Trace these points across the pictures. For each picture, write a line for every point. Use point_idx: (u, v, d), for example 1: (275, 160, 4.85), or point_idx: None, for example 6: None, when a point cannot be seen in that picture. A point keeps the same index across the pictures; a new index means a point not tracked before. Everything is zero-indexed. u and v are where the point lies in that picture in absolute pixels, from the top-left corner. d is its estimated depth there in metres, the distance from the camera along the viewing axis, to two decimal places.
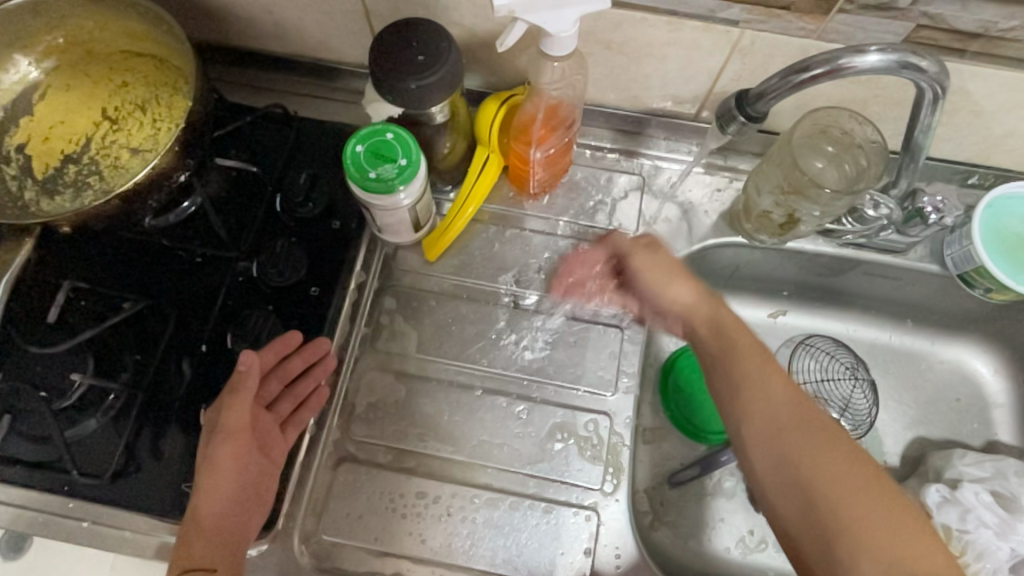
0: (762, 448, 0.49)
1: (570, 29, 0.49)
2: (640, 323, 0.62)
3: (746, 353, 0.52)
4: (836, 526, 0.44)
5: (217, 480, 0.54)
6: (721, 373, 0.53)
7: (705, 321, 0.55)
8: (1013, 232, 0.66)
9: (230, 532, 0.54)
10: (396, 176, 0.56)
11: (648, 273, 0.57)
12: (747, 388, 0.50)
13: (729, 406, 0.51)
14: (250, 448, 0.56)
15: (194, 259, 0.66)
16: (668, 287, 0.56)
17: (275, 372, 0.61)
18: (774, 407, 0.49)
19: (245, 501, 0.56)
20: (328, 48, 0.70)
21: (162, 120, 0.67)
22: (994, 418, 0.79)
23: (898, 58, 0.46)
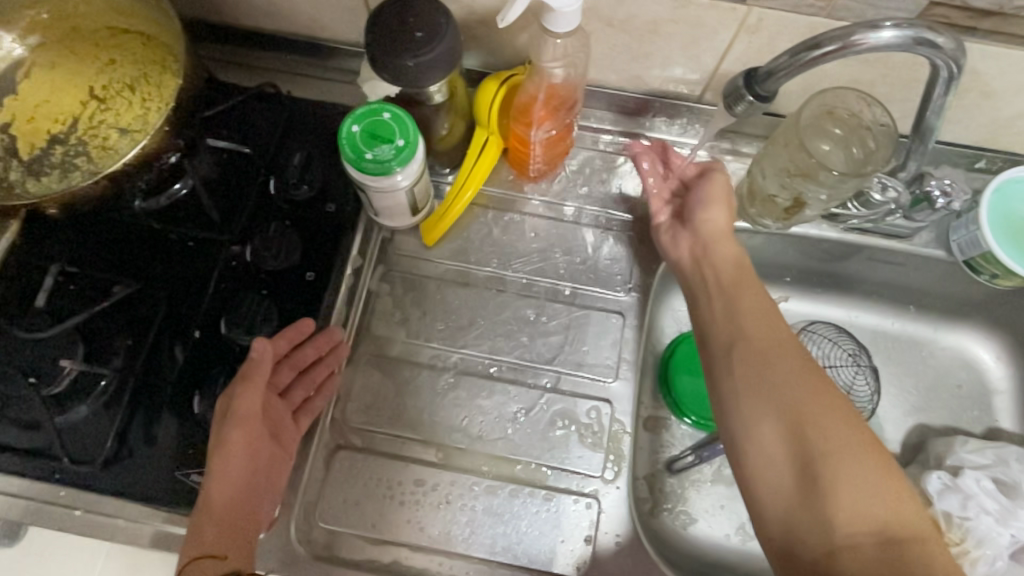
0: (748, 363, 0.53)
1: (574, 4, 0.47)
2: (669, 230, 0.65)
3: (750, 287, 0.58)
4: (811, 426, 0.49)
5: (230, 462, 0.53)
6: (723, 301, 0.58)
7: (724, 250, 0.61)
8: (1021, 217, 0.65)
9: (243, 518, 0.53)
10: (393, 157, 0.55)
11: (710, 192, 0.63)
12: (746, 313, 0.56)
13: (722, 329, 0.56)
14: (262, 436, 0.55)
15: (186, 242, 0.64)
16: (710, 206, 0.62)
17: (288, 359, 0.60)
18: (769, 326, 0.54)
19: (257, 487, 0.55)
20: (322, 26, 0.68)
21: (151, 99, 0.65)
22: (996, 405, 0.78)
23: (915, 34, 0.44)
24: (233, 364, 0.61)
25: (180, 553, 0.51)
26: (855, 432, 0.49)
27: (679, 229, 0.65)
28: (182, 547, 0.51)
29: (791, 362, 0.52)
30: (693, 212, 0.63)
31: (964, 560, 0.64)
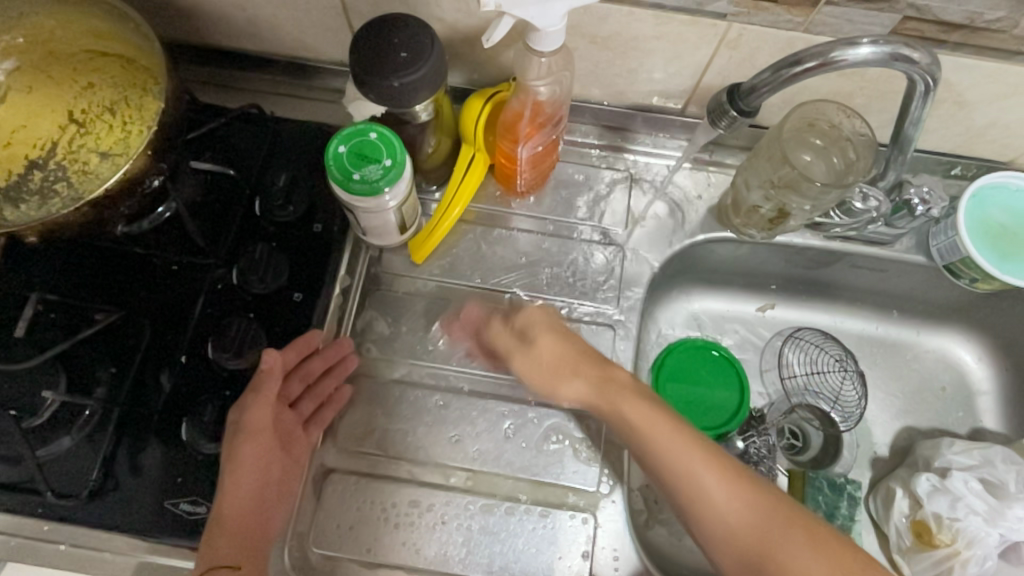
0: (696, 507, 0.55)
1: (558, 23, 0.47)
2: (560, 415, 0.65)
3: (658, 420, 0.58)
4: (780, 573, 0.51)
5: (241, 480, 0.54)
6: (643, 460, 0.58)
7: (582, 387, 0.61)
8: (996, 222, 0.66)
9: (254, 528, 0.54)
10: (380, 177, 0.54)
11: (542, 381, 0.62)
12: (672, 471, 0.56)
13: (664, 479, 0.56)
14: (272, 449, 0.56)
15: (170, 266, 0.63)
16: (561, 389, 0.62)
17: (297, 370, 0.60)
18: (702, 479, 0.55)
19: (267, 498, 0.56)
20: (305, 46, 0.68)
21: (131, 122, 0.64)
22: (979, 406, 0.80)
23: (891, 49, 0.45)
24: (221, 391, 0.60)
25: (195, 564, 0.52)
26: (822, 558, 0.51)
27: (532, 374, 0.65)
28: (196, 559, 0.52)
29: (734, 510, 0.54)
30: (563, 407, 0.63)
31: (955, 562, 0.65)
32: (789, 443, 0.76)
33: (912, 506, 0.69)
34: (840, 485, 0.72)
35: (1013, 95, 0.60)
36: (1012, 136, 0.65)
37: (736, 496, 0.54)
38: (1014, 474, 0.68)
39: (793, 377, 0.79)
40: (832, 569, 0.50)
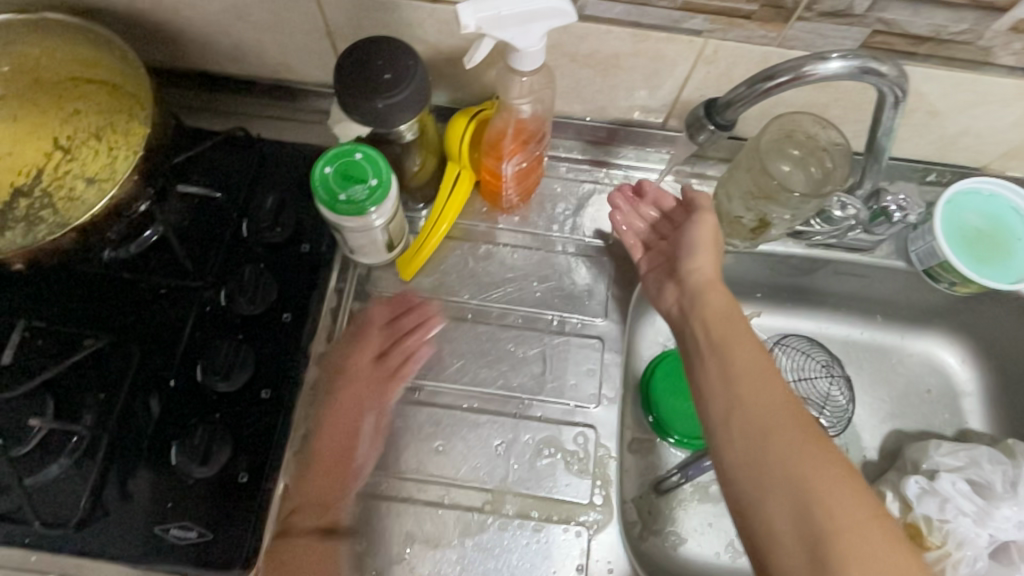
0: (751, 438, 0.51)
1: (537, 44, 0.48)
2: (659, 280, 0.65)
3: (741, 341, 0.56)
4: (823, 507, 0.47)
5: (324, 449, 0.61)
6: (717, 357, 0.56)
7: (714, 298, 0.59)
8: (973, 226, 0.68)
9: (344, 460, 0.62)
10: (366, 197, 0.55)
11: (696, 238, 0.61)
12: (740, 370, 0.54)
13: (721, 400, 0.54)
14: (370, 395, 0.64)
15: (157, 290, 0.63)
16: (699, 253, 0.61)
17: (388, 329, 0.66)
18: (768, 389, 0.53)
19: (356, 439, 0.63)
20: (291, 69, 0.69)
21: (117, 147, 0.63)
22: (964, 407, 0.81)
23: (860, 63, 0.46)
24: (210, 414, 0.60)
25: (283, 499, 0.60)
26: (868, 510, 0.47)
27: (665, 280, 0.64)
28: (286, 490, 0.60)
29: (797, 426, 0.51)
30: (684, 264, 0.62)
31: (946, 563, 0.66)
32: None
33: (903, 509, 0.69)
34: None
35: (981, 103, 0.62)
36: (984, 143, 0.67)
37: (800, 419, 0.51)
38: (1001, 474, 0.69)
39: None
40: (876, 526, 0.47)
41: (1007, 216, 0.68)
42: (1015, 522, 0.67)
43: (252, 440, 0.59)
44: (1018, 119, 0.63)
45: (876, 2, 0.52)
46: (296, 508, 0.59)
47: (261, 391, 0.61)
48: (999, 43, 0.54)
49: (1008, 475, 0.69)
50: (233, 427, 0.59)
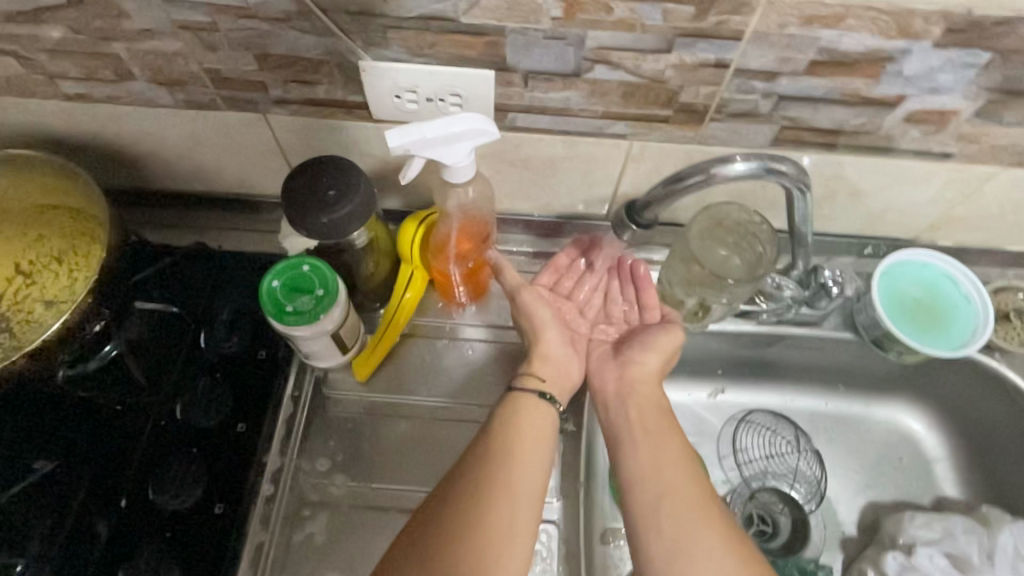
0: (678, 527, 0.54)
1: (466, 159, 0.51)
2: (602, 359, 0.68)
3: (669, 433, 0.61)
4: None
5: (551, 357, 0.66)
6: (650, 446, 0.59)
7: (648, 393, 0.64)
8: (910, 295, 0.70)
9: (528, 423, 0.60)
10: (313, 307, 0.57)
11: (656, 342, 0.66)
12: (671, 460, 0.58)
13: (652, 486, 0.56)
14: (558, 338, 0.67)
15: (114, 408, 0.63)
16: (651, 349, 0.66)
17: (579, 277, 0.71)
18: (693, 480, 0.57)
19: (559, 379, 0.65)
20: (250, 184, 0.73)
21: (78, 270, 0.66)
22: (937, 474, 0.80)
23: (761, 164, 0.49)
24: (162, 533, 0.58)
25: (438, 490, 0.56)
26: None
27: (610, 359, 0.67)
28: (451, 481, 0.56)
29: (718, 517, 0.54)
30: (633, 354, 0.66)
31: None
32: (761, 529, 0.76)
33: None
34: (812, 572, 0.73)
35: (897, 182, 0.65)
36: (909, 217, 0.71)
37: (722, 512, 0.55)
38: (976, 544, 0.68)
39: (750, 463, 0.79)
40: None
41: (943, 284, 0.71)
42: None
43: (203, 559, 0.58)
44: (935, 195, 0.67)
45: (778, 103, 0.56)
46: (463, 485, 0.55)
47: (215, 506, 0.60)
48: (898, 132, 0.58)
49: (983, 545, 0.67)
50: (185, 546, 0.58)
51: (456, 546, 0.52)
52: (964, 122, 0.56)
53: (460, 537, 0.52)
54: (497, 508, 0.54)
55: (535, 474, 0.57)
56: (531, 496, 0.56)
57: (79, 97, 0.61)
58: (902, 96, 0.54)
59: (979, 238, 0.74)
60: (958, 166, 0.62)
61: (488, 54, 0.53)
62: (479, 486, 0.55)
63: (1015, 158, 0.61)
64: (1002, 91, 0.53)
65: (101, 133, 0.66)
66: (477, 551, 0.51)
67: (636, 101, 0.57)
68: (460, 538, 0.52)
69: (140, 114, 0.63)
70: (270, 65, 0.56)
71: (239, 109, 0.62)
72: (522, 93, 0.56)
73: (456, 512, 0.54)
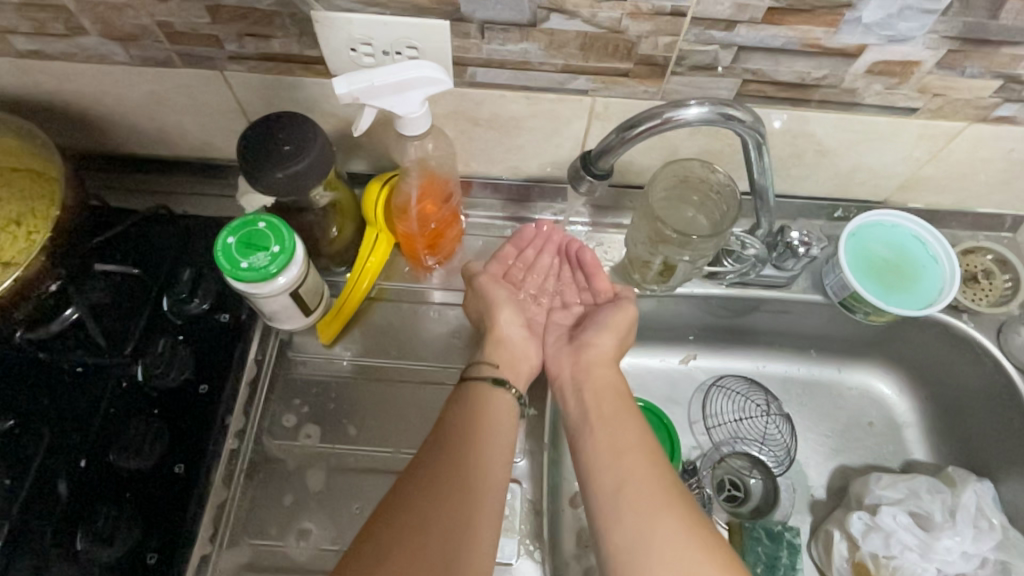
0: (634, 515, 0.54)
1: (419, 109, 0.51)
2: (557, 343, 0.69)
3: (625, 419, 0.61)
4: None
5: (505, 342, 0.66)
6: (607, 432, 0.60)
7: (603, 374, 0.64)
8: (878, 255, 0.70)
9: (485, 409, 0.60)
10: (269, 263, 0.56)
11: (608, 320, 0.67)
12: (626, 445, 0.58)
13: (609, 473, 0.57)
14: (512, 324, 0.67)
15: (74, 370, 0.63)
16: (604, 331, 0.67)
17: (530, 262, 0.71)
18: (649, 466, 0.57)
19: (512, 364, 0.66)
20: (213, 147, 0.72)
21: (35, 232, 0.65)
22: (907, 438, 0.80)
23: (716, 109, 0.48)
24: (121, 493, 0.58)
25: (400, 479, 0.56)
26: None
27: (566, 342, 0.68)
28: (412, 468, 0.56)
29: (674, 502, 0.54)
30: (586, 334, 0.67)
31: None
32: (731, 494, 0.76)
33: (851, 549, 0.68)
34: (779, 533, 0.71)
35: (864, 140, 0.65)
36: (878, 177, 0.70)
37: (681, 497, 0.55)
38: (940, 503, 0.68)
39: (720, 427, 0.80)
40: None
41: (910, 245, 0.70)
42: (960, 553, 0.65)
43: (164, 520, 0.58)
44: (903, 153, 0.66)
45: (739, 55, 0.55)
46: (424, 470, 0.55)
47: (175, 467, 0.60)
48: (861, 85, 0.58)
49: (947, 503, 0.68)
50: (144, 505, 0.58)
51: (417, 536, 0.51)
52: (927, 74, 0.56)
53: (421, 531, 0.51)
54: (457, 496, 0.53)
55: (501, 467, 0.57)
56: (496, 485, 0.56)
57: (32, 54, 0.60)
58: (863, 46, 0.53)
59: (949, 199, 0.73)
60: (924, 122, 0.62)
61: (441, 3, 0.52)
62: (437, 487, 0.54)
63: (980, 113, 0.60)
64: (963, 41, 0.52)
65: (58, 93, 0.65)
66: (437, 541, 0.51)
67: (595, 54, 0.56)
68: (419, 527, 0.51)
69: (95, 72, 0.62)
70: (222, 17, 0.55)
71: (195, 66, 0.61)
72: (480, 46, 0.55)
73: (418, 498, 0.53)
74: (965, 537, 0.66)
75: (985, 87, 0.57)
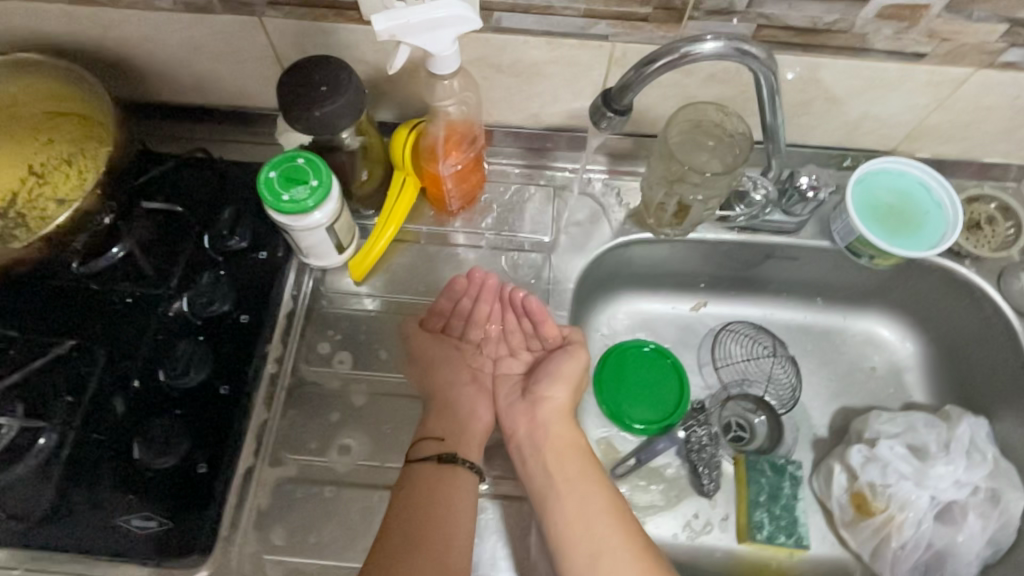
0: None
1: (449, 48, 0.54)
2: (507, 397, 0.71)
3: (590, 480, 0.64)
4: None
5: (454, 407, 0.68)
6: (574, 499, 0.63)
7: (560, 430, 0.67)
8: (884, 201, 0.73)
9: (442, 491, 0.62)
10: (308, 197, 0.60)
11: (557, 371, 0.69)
12: (594, 510, 0.62)
13: (584, 541, 0.60)
14: (457, 389, 0.70)
15: (124, 301, 0.67)
16: (555, 385, 0.69)
17: (470, 317, 0.72)
18: (620, 530, 0.61)
19: (462, 432, 0.67)
20: (247, 96, 0.76)
21: (87, 171, 0.69)
22: (909, 381, 0.84)
23: (732, 44, 0.51)
24: (171, 410, 0.63)
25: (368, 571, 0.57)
26: None
27: (519, 396, 0.70)
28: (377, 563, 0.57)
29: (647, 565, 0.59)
30: (535, 388, 0.70)
31: (891, 527, 0.69)
32: (738, 435, 0.81)
33: (850, 480, 0.72)
34: (782, 466, 0.76)
35: (873, 88, 0.67)
36: (886, 126, 0.73)
37: (651, 556, 0.60)
38: (936, 435, 0.72)
39: (730, 367, 0.84)
40: None
41: (916, 192, 0.73)
42: (953, 481, 0.69)
43: (212, 435, 0.62)
44: (910, 102, 0.69)
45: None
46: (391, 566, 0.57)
47: (221, 388, 0.64)
48: (871, 29, 0.60)
49: (942, 436, 0.72)
50: (193, 421, 0.62)
51: None
52: (935, 18, 0.58)
53: None
54: None
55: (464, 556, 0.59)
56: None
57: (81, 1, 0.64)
58: None
59: (956, 148, 0.75)
60: (932, 68, 0.64)
61: None
62: None
63: (986, 58, 0.62)
64: None
65: (102, 41, 0.69)
66: None
67: None
68: None
69: (139, 19, 0.66)
70: None
71: (234, 12, 0.64)
72: None
73: None
74: (957, 465, 0.70)
75: (991, 32, 0.59)
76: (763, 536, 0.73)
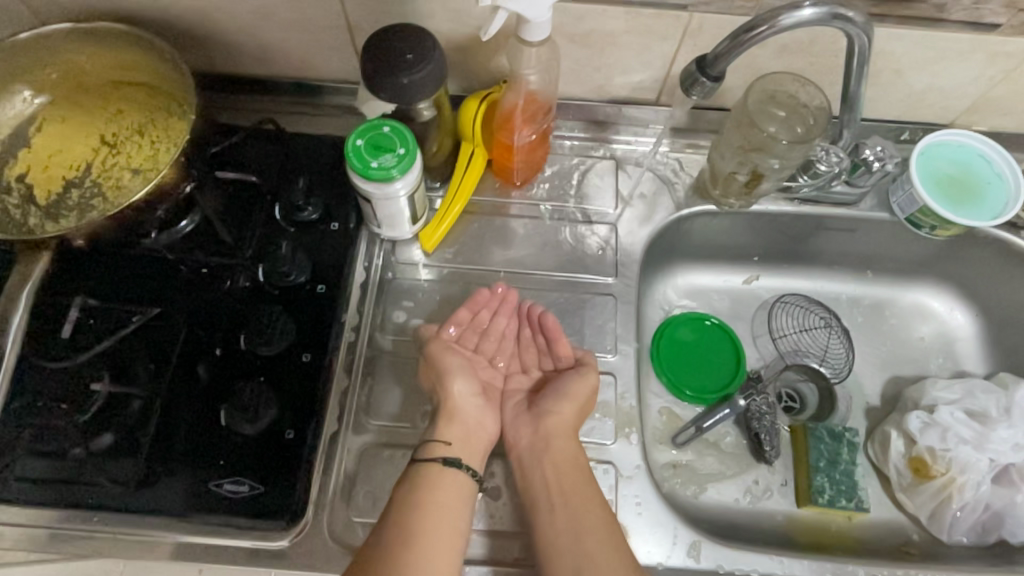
0: None
1: (545, 15, 0.55)
2: (517, 410, 0.69)
3: (587, 497, 0.62)
4: None
5: (456, 415, 0.65)
6: (567, 515, 0.60)
7: (563, 447, 0.64)
8: (946, 172, 0.74)
9: (432, 497, 0.59)
10: (395, 164, 0.60)
11: (566, 391, 0.67)
12: (586, 526, 0.60)
13: (572, 557, 0.58)
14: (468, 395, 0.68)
15: (199, 270, 0.67)
16: (564, 402, 0.66)
17: (487, 326, 0.71)
18: (608, 551, 0.58)
19: (466, 438, 0.65)
20: (311, 67, 0.76)
21: (160, 141, 0.70)
22: (959, 351, 0.86)
23: (829, 9, 0.52)
24: (255, 376, 0.63)
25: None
26: None
27: (528, 411, 0.69)
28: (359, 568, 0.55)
29: None
30: (544, 405, 0.68)
31: (952, 489, 0.71)
32: (789, 406, 0.82)
33: (908, 445, 0.74)
34: (839, 433, 0.76)
35: (942, 60, 0.68)
36: (947, 98, 0.74)
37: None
38: (995, 401, 0.74)
39: (784, 337, 0.85)
40: None
41: (976, 163, 0.74)
42: (1012, 445, 0.72)
43: (296, 401, 0.63)
44: (976, 74, 0.70)
45: None
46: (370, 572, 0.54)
47: (302, 355, 0.65)
48: None
49: (1001, 402, 0.74)
50: (277, 387, 0.63)
51: None
52: None
53: None
54: None
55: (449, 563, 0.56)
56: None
57: None
58: None
59: (1014, 122, 0.77)
60: (1003, 40, 0.65)
61: None
62: None
63: None
64: None
65: (171, 9, 0.68)
66: None
67: None
68: None
69: None
70: None
71: None
72: None
73: None
74: (1018, 429, 0.72)
75: None
76: (824, 500, 0.73)
